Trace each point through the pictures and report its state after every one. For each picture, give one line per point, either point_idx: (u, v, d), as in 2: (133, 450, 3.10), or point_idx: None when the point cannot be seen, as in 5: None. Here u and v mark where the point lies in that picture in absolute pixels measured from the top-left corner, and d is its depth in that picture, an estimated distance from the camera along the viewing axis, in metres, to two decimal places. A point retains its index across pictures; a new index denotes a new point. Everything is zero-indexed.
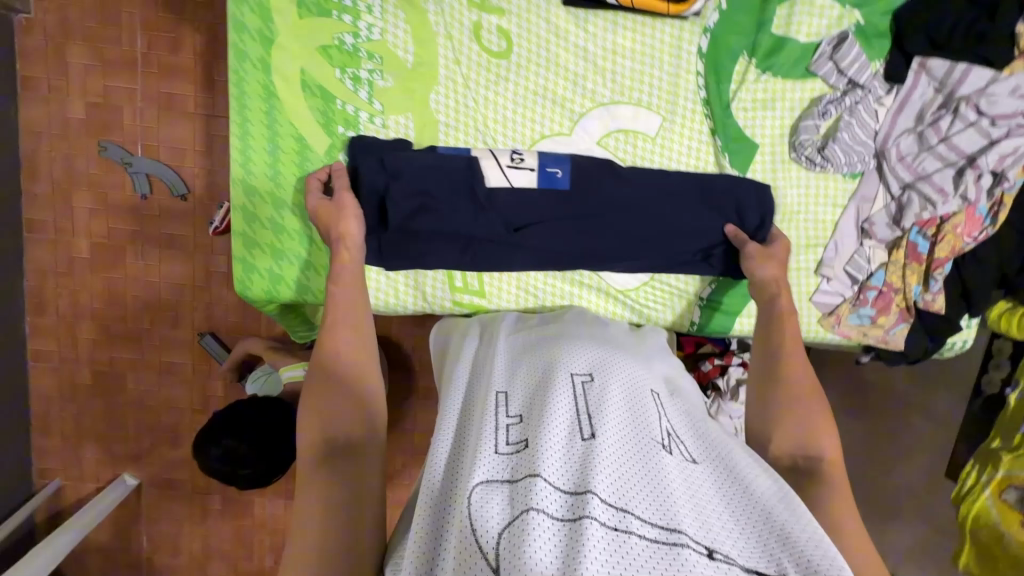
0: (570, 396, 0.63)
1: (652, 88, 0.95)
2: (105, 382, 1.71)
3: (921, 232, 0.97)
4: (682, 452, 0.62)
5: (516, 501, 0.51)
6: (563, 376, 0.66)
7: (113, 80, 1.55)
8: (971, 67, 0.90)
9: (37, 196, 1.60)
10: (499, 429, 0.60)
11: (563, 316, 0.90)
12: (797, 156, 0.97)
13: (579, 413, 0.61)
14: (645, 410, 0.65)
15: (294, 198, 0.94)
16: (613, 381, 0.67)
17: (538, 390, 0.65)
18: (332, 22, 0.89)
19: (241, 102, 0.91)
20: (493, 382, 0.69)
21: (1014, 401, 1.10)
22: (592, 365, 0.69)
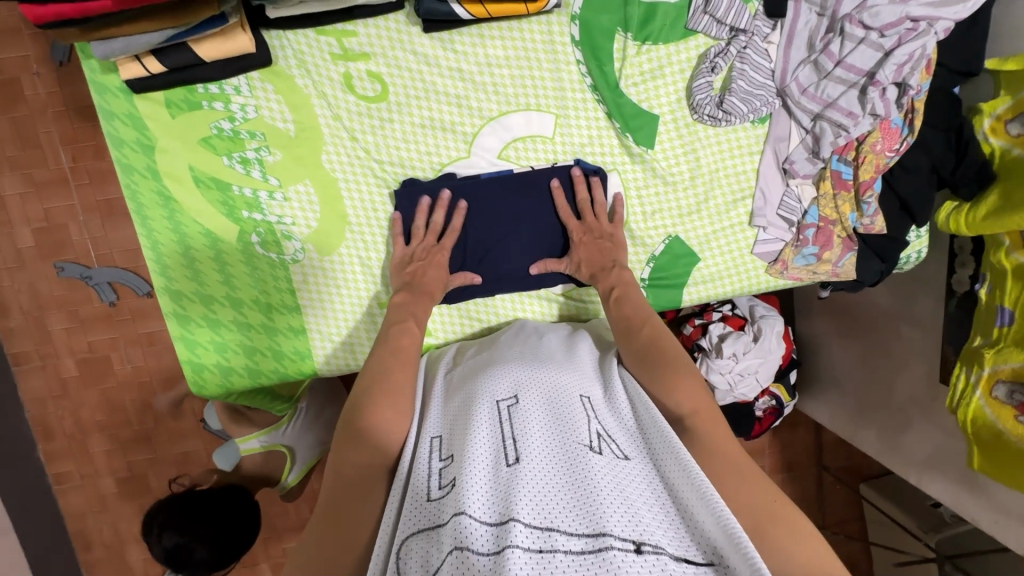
0: (496, 424, 0.66)
1: (537, 89, 0.94)
2: (129, 486, 1.75)
3: (842, 159, 0.95)
4: (612, 451, 0.64)
5: (444, 542, 0.52)
6: (489, 408, 0.69)
7: (51, 199, 1.56)
8: None
9: (15, 329, 1.62)
10: (431, 475, 0.62)
11: (500, 339, 0.91)
12: (699, 116, 0.95)
13: (503, 440, 0.63)
14: (571, 418, 0.67)
15: (220, 290, 0.95)
16: (538, 399, 0.70)
17: (466, 424, 0.67)
18: (206, 112, 0.89)
19: (141, 214, 0.91)
20: (428, 428, 0.72)
21: (985, 295, 1.09)
22: (515, 390, 0.72)
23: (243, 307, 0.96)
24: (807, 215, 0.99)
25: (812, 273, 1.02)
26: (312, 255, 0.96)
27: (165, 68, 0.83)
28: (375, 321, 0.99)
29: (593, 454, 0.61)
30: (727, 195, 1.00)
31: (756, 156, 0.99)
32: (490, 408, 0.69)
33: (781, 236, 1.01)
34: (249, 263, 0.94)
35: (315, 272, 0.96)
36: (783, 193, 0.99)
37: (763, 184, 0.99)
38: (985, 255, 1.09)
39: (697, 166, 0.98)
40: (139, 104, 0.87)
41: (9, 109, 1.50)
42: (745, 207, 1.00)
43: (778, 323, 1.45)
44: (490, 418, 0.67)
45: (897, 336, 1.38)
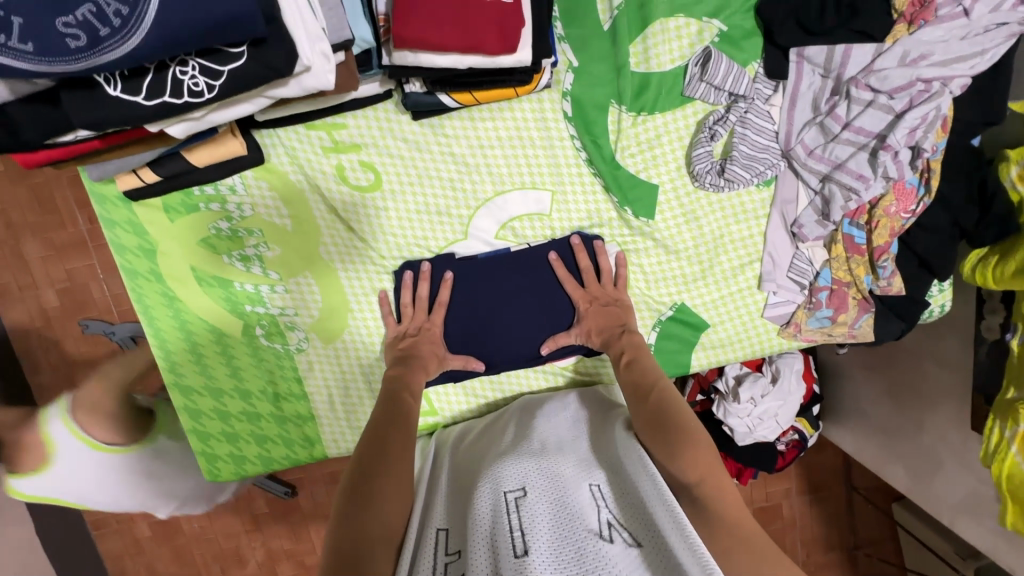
0: (502, 516, 0.65)
1: (531, 167, 0.92)
2: None
3: (854, 222, 0.91)
4: (623, 540, 0.62)
5: None
6: (494, 500, 0.68)
7: (72, 262, 1.57)
8: (850, 46, 0.83)
9: (45, 386, 1.63)
10: None
11: (510, 425, 0.91)
12: (701, 185, 0.92)
13: (511, 531, 0.62)
14: (580, 509, 0.66)
15: (228, 383, 0.96)
16: (546, 488, 0.70)
17: (473, 517, 0.67)
18: (204, 214, 0.90)
19: (149, 314, 0.93)
20: (436, 520, 0.71)
21: (1017, 346, 1.03)
22: (523, 478, 0.71)
23: (252, 398, 0.97)
24: (819, 277, 0.95)
25: (827, 335, 0.98)
26: (315, 343, 0.96)
27: (160, 176, 0.83)
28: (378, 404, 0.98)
29: (600, 547, 0.59)
30: (734, 261, 0.97)
31: (763, 220, 0.95)
32: (496, 498, 0.69)
33: (793, 298, 0.97)
34: (255, 355, 0.95)
35: (319, 359, 0.97)
36: (792, 256, 0.96)
37: (771, 248, 0.96)
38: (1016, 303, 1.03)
39: (702, 234, 0.95)
40: (139, 210, 0.88)
41: (25, 179, 1.52)
42: (753, 271, 0.97)
43: (797, 362, 1.41)
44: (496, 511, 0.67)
45: (924, 374, 1.32)
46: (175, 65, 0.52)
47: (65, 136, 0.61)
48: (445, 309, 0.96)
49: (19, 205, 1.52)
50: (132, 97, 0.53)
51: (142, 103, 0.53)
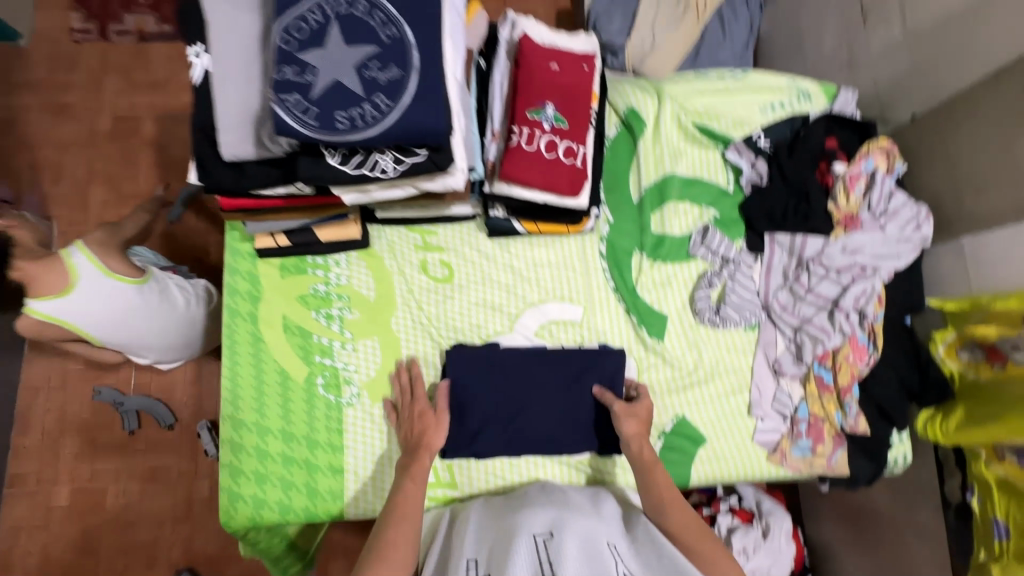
0: (536, 558, 0.77)
1: (570, 286, 1.18)
2: None
3: (823, 365, 1.13)
4: None
5: None
6: (528, 544, 0.79)
7: None
8: (807, 236, 1.16)
9: (28, 447, 1.64)
10: None
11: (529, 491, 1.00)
12: (701, 319, 1.17)
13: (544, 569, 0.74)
14: (605, 563, 0.77)
15: (277, 423, 1.06)
16: (571, 536, 0.80)
17: (504, 553, 0.78)
18: (308, 276, 1.12)
19: (232, 349, 1.08)
20: (464, 552, 0.83)
21: (977, 507, 1.15)
22: (550, 525, 0.82)
23: (292, 441, 1.06)
24: (797, 410, 1.14)
25: (809, 465, 1.12)
26: (365, 400, 1.09)
27: (291, 242, 1.10)
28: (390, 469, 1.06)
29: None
30: (727, 386, 1.16)
31: (750, 356, 1.17)
32: (529, 541, 0.79)
33: (777, 427, 1.14)
34: (309, 402, 1.07)
35: (363, 416, 1.08)
36: (775, 389, 1.15)
37: (757, 380, 1.16)
38: (968, 466, 1.18)
39: (701, 359, 1.16)
40: (259, 264, 1.11)
41: None
42: (744, 397, 1.16)
43: (786, 521, 1.47)
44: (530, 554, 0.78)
45: (907, 548, 1.37)
46: (378, 153, 0.80)
47: (267, 190, 0.88)
48: (477, 389, 1.09)
49: None
50: (342, 165, 0.80)
51: (345, 170, 0.81)
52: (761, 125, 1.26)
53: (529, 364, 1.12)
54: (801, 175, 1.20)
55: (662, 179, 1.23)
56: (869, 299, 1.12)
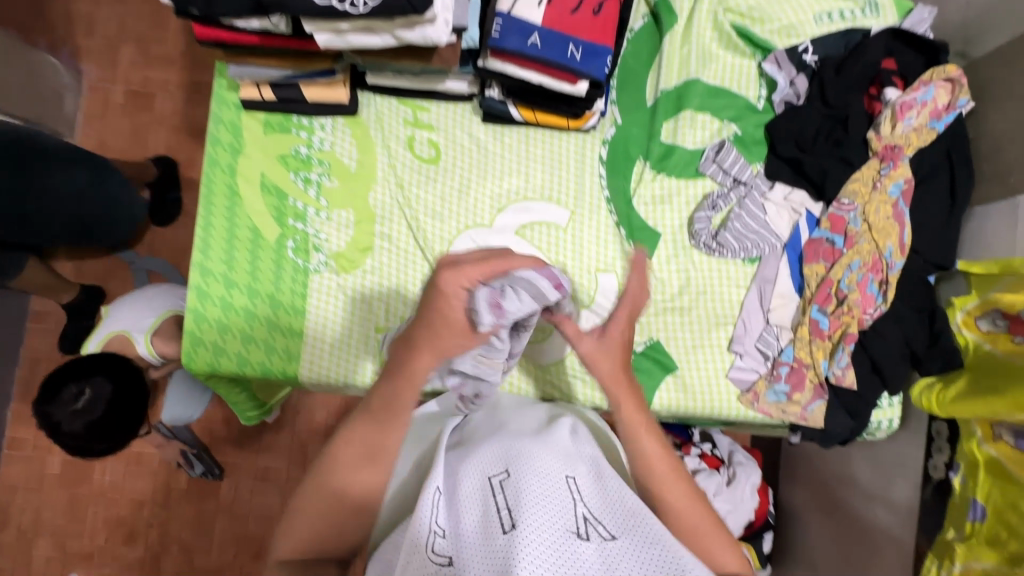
0: (492, 501, 0.71)
1: (559, 187, 1.10)
2: (72, 475, 1.54)
3: (822, 309, 1.02)
4: (502, 519, 0.67)
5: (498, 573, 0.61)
6: (419, 538, 0.68)
7: None
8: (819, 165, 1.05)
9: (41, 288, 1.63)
10: (428, 534, 0.69)
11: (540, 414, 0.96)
12: (696, 242, 1.08)
13: (497, 512, 0.68)
14: (470, 502, 0.72)
15: (243, 278, 1.05)
16: (538, 460, 0.76)
17: (449, 498, 0.74)
18: (291, 136, 1.08)
19: (208, 198, 1.06)
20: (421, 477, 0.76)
21: (958, 485, 1.07)
22: (505, 462, 0.76)
23: (256, 298, 1.05)
24: (782, 353, 1.06)
25: (781, 411, 1.04)
26: (332, 270, 1.07)
27: (276, 96, 1.05)
28: (345, 342, 1.06)
29: (512, 543, 0.62)
30: (711, 316, 1.08)
31: (743, 291, 1.09)
32: (481, 483, 0.74)
33: (756, 367, 1.06)
34: (277, 264, 1.06)
35: (328, 286, 1.07)
36: (763, 329, 1.07)
37: (745, 316, 1.07)
38: (959, 441, 1.09)
39: (686, 284, 1.08)
40: (244, 118, 1.08)
41: (136, 112, 1.71)
42: (726, 332, 1.08)
43: (754, 474, 1.44)
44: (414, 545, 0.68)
45: (877, 523, 1.30)
46: None
47: (250, 19, 0.83)
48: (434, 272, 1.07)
49: (116, 130, 1.69)
50: None
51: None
52: (812, 36, 1.10)
53: None
54: (844, 98, 1.06)
55: (686, 83, 1.10)
56: (884, 233, 1.00)
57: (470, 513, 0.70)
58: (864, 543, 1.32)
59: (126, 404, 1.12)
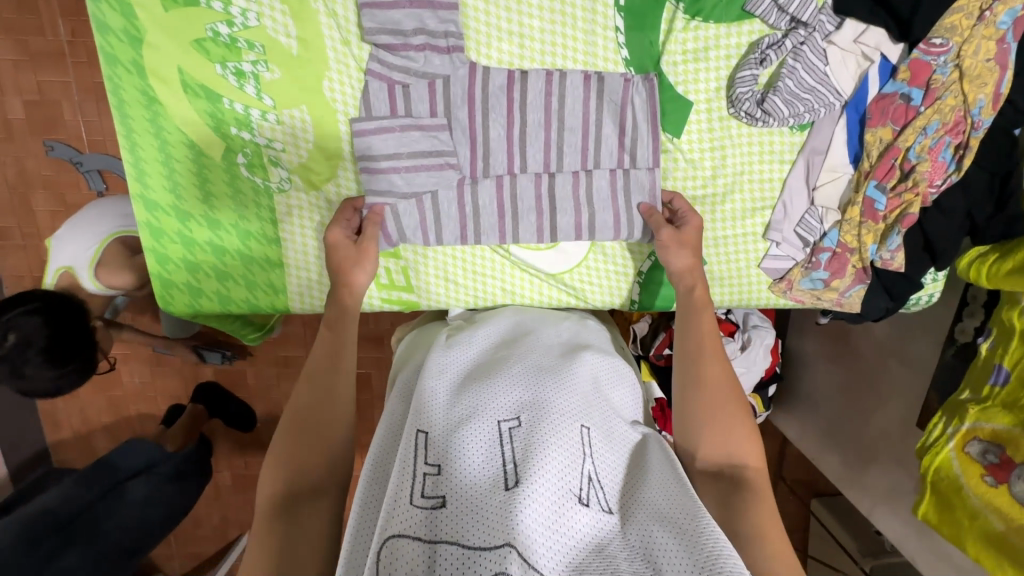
0: (500, 449, 0.66)
1: (567, 50, 0.85)
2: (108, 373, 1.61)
3: (880, 186, 0.87)
4: (511, 477, 0.62)
5: (496, 534, 0.55)
6: (408, 478, 0.62)
7: None
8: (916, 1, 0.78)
9: None
10: (413, 481, 0.62)
11: (543, 332, 0.89)
12: (736, 111, 0.87)
13: (504, 463, 0.64)
14: (472, 442, 0.67)
15: (198, 208, 0.90)
16: (554, 411, 0.71)
17: (450, 432, 0.68)
18: (202, 11, 0.80)
19: (122, 112, 0.85)
20: (417, 418, 0.70)
21: (984, 351, 1.04)
22: (518, 408, 0.71)
23: (220, 230, 0.91)
24: (824, 237, 0.94)
25: (815, 299, 0.97)
26: (299, 187, 0.90)
27: None
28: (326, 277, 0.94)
29: (516, 508, 0.58)
30: (747, 202, 0.93)
31: (787, 166, 0.92)
32: (491, 426, 0.69)
33: (793, 254, 0.95)
34: (233, 185, 0.89)
35: (300, 205, 0.91)
36: (805, 211, 0.93)
37: (787, 197, 0.93)
38: (996, 308, 1.03)
39: (724, 164, 0.91)
40: None
41: None
42: (762, 218, 0.94)
43: (768, 336, 1.42)
44: (403, 482, 0.62)
45: (886, 374, 1.33)
46: None
47: None
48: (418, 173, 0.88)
49: None
50: None
51: None
52: None
53: (492, 154, 0.87)
54: None
55: None
56: (977, 82, 0.79)
57: (469, 461, 0.65)
58: (868, 388, 1.39)
59: (68, 337, 1.08)
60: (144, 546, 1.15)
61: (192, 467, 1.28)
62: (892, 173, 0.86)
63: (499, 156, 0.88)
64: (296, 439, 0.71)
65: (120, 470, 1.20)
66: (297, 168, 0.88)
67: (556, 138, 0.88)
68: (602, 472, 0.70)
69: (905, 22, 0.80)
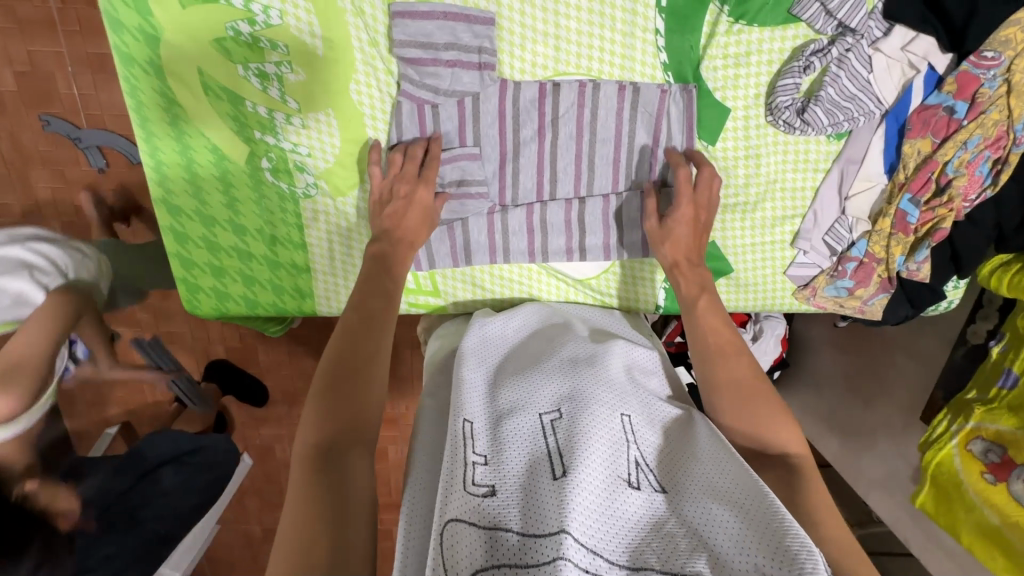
0: (544, 438, 0.70)
1: (604, 53, 0.82)
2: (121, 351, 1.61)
3: (914, 199, 0.86)
4: (558, 463, 0.65)
5: (549, 518, 0.58)
6: (459, 466, 0.66)
7: None
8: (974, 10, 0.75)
9: None
10: (464, 471, 0.65)
11: (576, 325, 0.92)
12: (774, 120, 0.85)
13: (548, 452, 0.67)
14: (516, 434, 0.70)
15: (223, 213, 0.88)
16: (592, 400, 0.74)
17: (494, 426, 0.72)
18: (222, 8, 0.76)
19: (140, 114, 0.81)
20: (462, 409, 0.74)
21: (995, 354, 1.07)
22: (558, 400, 0.74)
23: (246, 235, 0.89)
24: (852, 246, 0.94)
25: (837, 305, 0.98)
26: (325, 193, 0.88)
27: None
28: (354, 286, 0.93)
29: (568, 491, 0.60)
30: (777, 210, 0.93)
31: (820, 174, 0.91)
32: (533, 418, 0.72)
33: (819, 262, 0.95)
34: (257, 190, 0.87)
35: (327, 211, 0.89)
36: (835, 220, 0.93)
37: (819, 207, 0.92)
38: (1011, 313, 1.06)
39: (758, 171, 0.90)
40: None
41: None
42: (791, 226, 0.94)
43: (780, 327, 1.44)
44: (454, 472, 0.65)
45: (893, 366, 1.36)
46: None
47: None
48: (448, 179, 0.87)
49: None
50: None
51: None
52: None
53: (524, 164, 0.87)
54: None
55: None
56: None
57: (515, 452, 0.68)
58: (872, 378, 1.42)
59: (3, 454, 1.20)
60: (175, 533, 1.19)
61: (214, 455, 1.30)
62: (928, 187, 0.85)
63: (529, 168, 0.87)
64: (337, 389, 0.66)
65: (147, 460, 1.24)
66: (323, 173, 0.86)
67: (588, 147, 0.86)
68: (647, 456, 0.72)
69: (958, 32, 0.77)
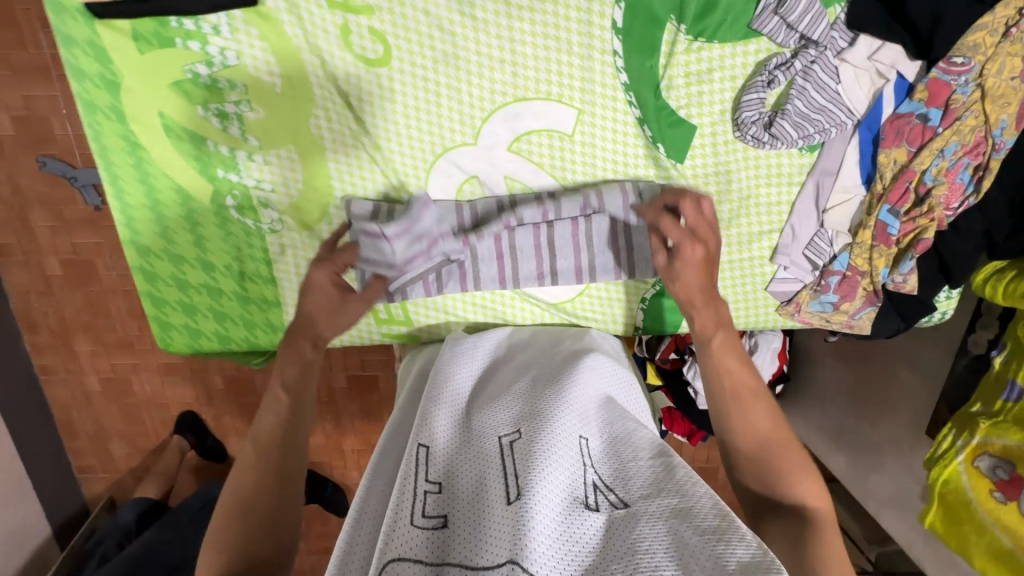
0: (498, 462, 0.66)
1: (563, 76, 0.81)
2: (118, 388, 1.62)
3: (893, 210, 0.84)
4: (513, 486, 0.62)
5: (499, 548, 0.55)
6: (410, 495, 0.63)
7: (30, 86, 1.32)
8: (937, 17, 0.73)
9: None
10: (416, 499, 0.63)
11: (544, 348, 0.91)
12: (742, 135, 0.83)
13: (503, 475, 0.65)
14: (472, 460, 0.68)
15: (190, 251, 0.88)
16: (551, 421, 0.71)
17: (452, 452, 0.70)
18: (179, 52, 0.77)
19: (105, 158, 0.82)
20: (420, 433, 0.72)
21: (998, 365, 1.02)
22: (516, 423, 0.72)
23: (214, 272, 0.89)
24: (834, 260, 0.90)
25: (823, 320, 0.95)
26: (290, 226, 0.87)
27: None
28: None
29: (519, 516, 0.57)
30: (753, 226, 0.90)
31: (795, 188, 0.88)
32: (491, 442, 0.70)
33: (801, 277, 0.92)
34: (223, 227, 0.87)
35: (293, 244, 0.89)
36: (814, 233, 0.89)
37: (796, 221, 0.89)
38: (1011, 322, 1.01)
39: (729, 187, 0.88)
40: (101, 31, 0.75)
41: None
42: (770, 241, 0.91)
43: (776, 341, 1.39)
44: (404, 501, 0.62)
45: (896, 379, 1.31)
46: None
47: None
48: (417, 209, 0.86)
49: None
50: None
51: None
52: None
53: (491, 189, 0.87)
54: None
55: None
56: (1000, 102, 0.76)
57: (468, 479, 0.66)
58: (876, 392, 1.37)
59: None
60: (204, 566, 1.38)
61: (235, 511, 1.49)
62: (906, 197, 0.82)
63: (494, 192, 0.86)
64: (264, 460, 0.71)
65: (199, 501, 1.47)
66: (288, 207, 0.86)
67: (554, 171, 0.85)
68: (607, 477, 0.69)
69: (923, 41, 0.75)
